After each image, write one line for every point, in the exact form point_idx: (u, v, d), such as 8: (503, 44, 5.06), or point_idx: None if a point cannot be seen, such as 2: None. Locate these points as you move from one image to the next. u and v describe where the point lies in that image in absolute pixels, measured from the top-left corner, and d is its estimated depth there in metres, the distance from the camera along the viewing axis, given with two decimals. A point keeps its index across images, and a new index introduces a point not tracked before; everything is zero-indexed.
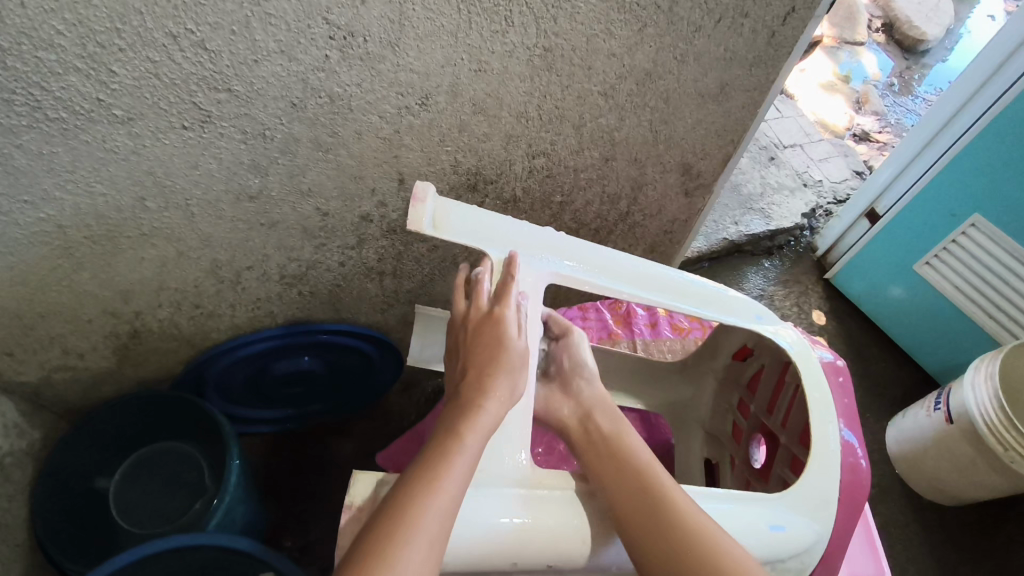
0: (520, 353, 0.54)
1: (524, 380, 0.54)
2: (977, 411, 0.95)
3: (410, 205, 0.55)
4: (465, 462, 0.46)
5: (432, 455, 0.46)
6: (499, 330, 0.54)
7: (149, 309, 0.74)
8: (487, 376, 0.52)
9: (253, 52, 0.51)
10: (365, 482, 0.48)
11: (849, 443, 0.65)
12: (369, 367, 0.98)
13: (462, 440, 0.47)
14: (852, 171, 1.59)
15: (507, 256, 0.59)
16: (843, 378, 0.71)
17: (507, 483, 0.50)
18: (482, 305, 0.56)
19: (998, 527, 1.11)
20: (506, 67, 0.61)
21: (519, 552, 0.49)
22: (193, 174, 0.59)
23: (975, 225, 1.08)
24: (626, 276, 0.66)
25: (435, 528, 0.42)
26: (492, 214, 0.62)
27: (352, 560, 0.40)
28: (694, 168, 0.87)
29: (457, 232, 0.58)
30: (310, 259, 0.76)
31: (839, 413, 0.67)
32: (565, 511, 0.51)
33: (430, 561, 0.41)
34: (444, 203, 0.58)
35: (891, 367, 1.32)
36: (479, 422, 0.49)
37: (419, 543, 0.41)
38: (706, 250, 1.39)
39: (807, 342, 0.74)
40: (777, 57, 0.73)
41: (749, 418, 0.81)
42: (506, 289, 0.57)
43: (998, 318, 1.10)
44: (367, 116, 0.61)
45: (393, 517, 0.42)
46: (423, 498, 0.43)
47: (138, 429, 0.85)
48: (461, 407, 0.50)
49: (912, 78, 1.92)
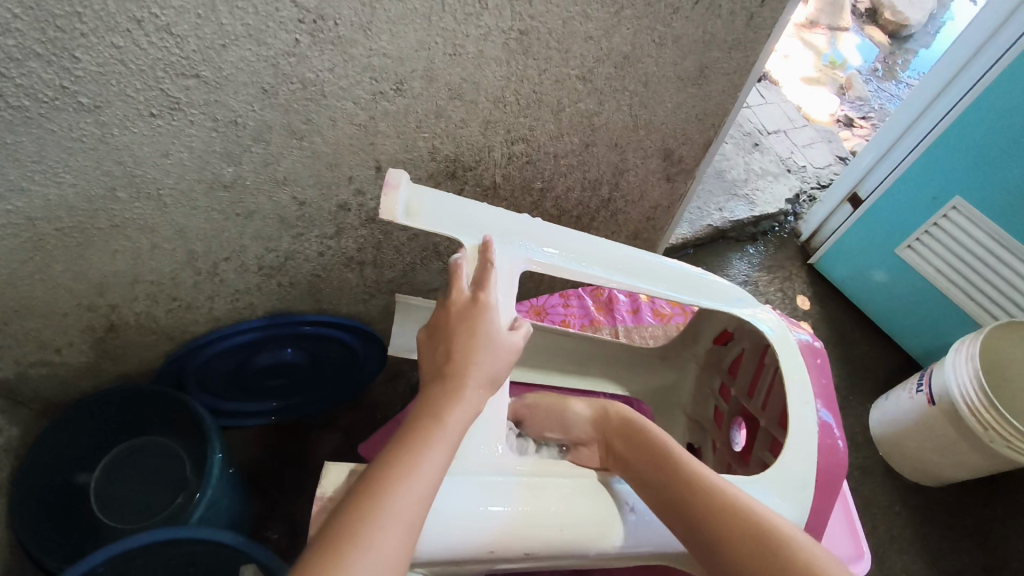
0: (501, 343, 0.53)
1: (506, 367, 0.53)
2: (958, 393, 0.95)
3: (383, 190, 0.55)
4: (445, 447, 0.46)
5: (410, 437, 0.46)
6: (480, 316, 0.53)
7: (125, 302, 0.73)
8: (470, 362, 0.50)
9: (221, 36, 0.50)
10: (338, 470, 0.48)
11: (827, 424, 0.65)
12: (353, 359, 0.98)
13: (442, 423, 0.47)
14: (835, 157, 1.60)
15: (482, 241, 0.58)
16: (820, 359, 0.71)
17: (484, 470, 0.51)
18: (463, 290, 0.55)
19: (979, 507, 1.13)
20: (482, 51, 0.61)
21: (495, 537, 0.49)
22: (164, 163, 0.58)
23: (956, 207, 1.09)
24: (606, 261, 0.66)
25: (414, 511, 0.42)
26: (467, 200, 0.61)
27: (326, 542, 0.39)
28: (676, 153, 0.86)
29: (432, 219, 0.58)
30: (289, 249, 0.75)
31: (818, 394, 0.67)
32: (542, 498, 0.51)
33: (406, 543, 0.41)
34: (418, 189, 0.58)
35: (874, 350, 1.33)
36: (460, 407, 0.48)
37: (394, 526, 0.41)
38: (691, 236, 1.39)
39: (786, 324, 0.74)
40: (756, 40, 0.73)
41: (730, 402, 0.82)
42: (487, 275, 0.56)
43: (978, 299, 1.11)
44: (341, 102, 0.60)
45: (368, 498, 0.41)
46: (400, 481, 0.43)
47: (116, 423, 0.83)
48: (441, 390, 0.49)
49: (896, 62, 1.93)
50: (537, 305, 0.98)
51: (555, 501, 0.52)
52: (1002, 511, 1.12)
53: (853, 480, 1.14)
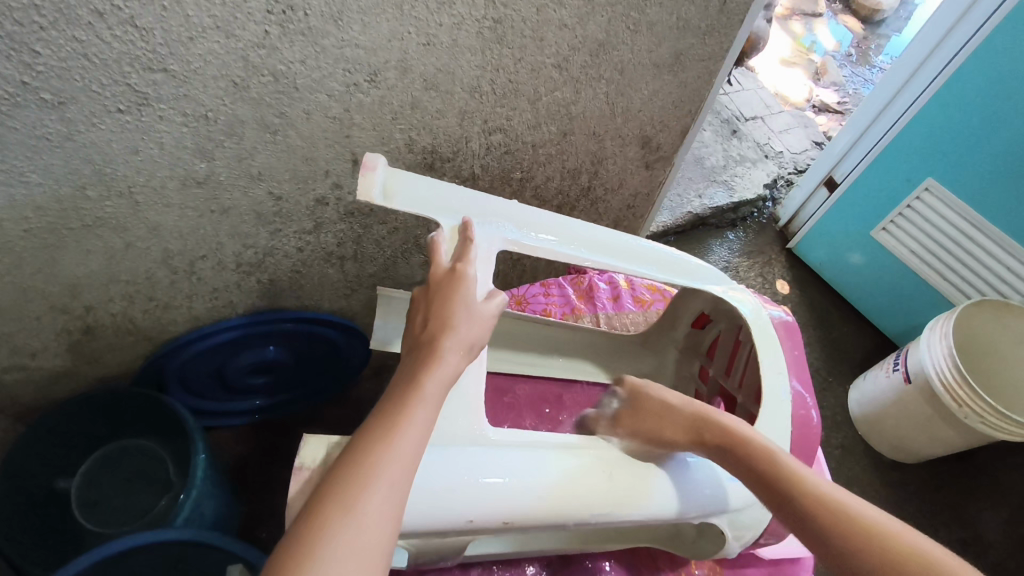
0: (476, 310, 0.52)
1: (483, 336, 0.52)
2: (934, 370, 0.97)
3: (360, 173, 0.54)
4: (426, 414, 0.45)
5: (389, 406, 0.45)
6: (460, 287, 0.52)
7: (101, 304, 0.71)
8: (447, 329, 0.50)
9: (188, 29, 0.49)
10: (317, 444, 0.48)
11: (799, 394, 0.67)
12: (336, 355, 0.97)
13: (421, 390, 0.46)
14: (811, 142, 1.62)
15: (461, 222, 0.58)
16: (793, 334, 0.73)
17: (462, 442, 0.51)
18: (441, 262, 0.55)
19: (956, 481, 1.15)
20: (456, 40, 0.60)
21: (475, 506, 0.49)
22: (134, 160, 0.57)
23: (929, 188, 1.10)
24: (585, 243, 0.66)
25: (400, 481, 0.42)
26: (446, 184, 0.61)
27: (310, 517, 0.39)
28: (653, 140, 0.87)
29: (409, 201, 0.57)
30: (267, 245, 0.74)
31: (790, 365, 0.69)
32: (519, 467, 0.51)
33: (392, 506, 0.41)
34: (396, 171, 0.58)
35: (853, 331, 1.35)
36: (438, 372, 0.47)
37: (378, 490, 0.41)
38: (671, 223, 1.40)
39: (761, 302, 0.75)
40: (729, 25, 0.74)
41: (708, 383, 0.84)
42: (466, 251, 0.55)
43: (951, 279, 1.13)
44: (315, 95, 0.59)
45: (352, 470, 0.41)
46: (383, 452, 0.42)
47: (97, 427, 0.82)
48: (420, 357, 0.48)
49: (869, 47, 1.95)
50: (518, 295, 0.98)
51: (531, 470, 0.52)
52: (979, 484, 1.15)
53: (834, 459, 1.16)
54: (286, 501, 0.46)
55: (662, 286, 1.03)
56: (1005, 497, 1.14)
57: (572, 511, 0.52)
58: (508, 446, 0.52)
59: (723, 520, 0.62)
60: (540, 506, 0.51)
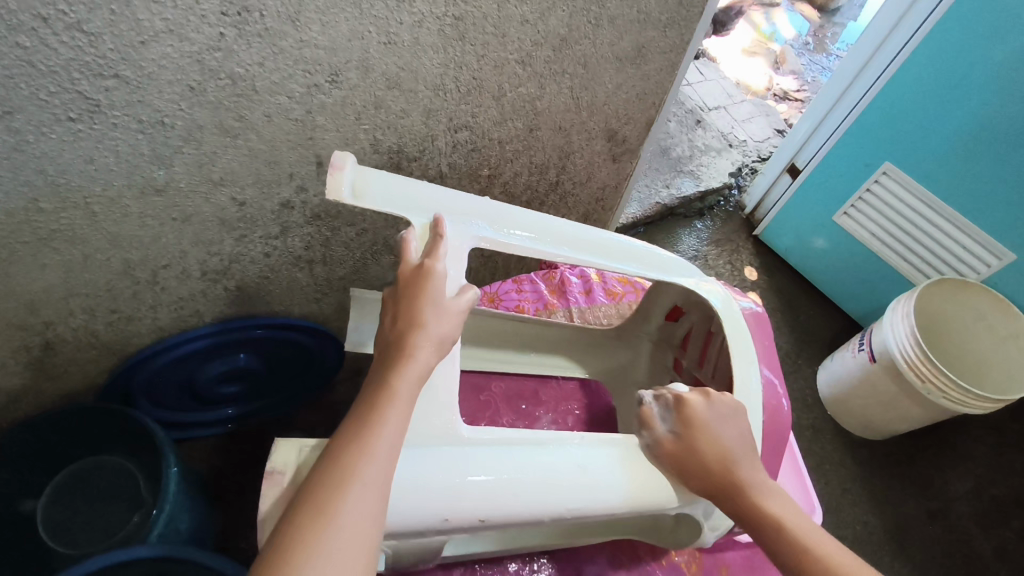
0: (443, 307, 0.52)
1: (454, 331, 0.52)
2: (898, 350, 1.00)
3: (329, 171, 0.53)
4: (401, 411, 0.45)
5: (364, 407, 0.45)
6: (427, 282, 0.52)
7: (60, 319, 0.69)
8: (416, 328, 0.49)
9: (139, 32, 0.48)
10: (288, 448, 0.47)
11: (769, 380, 0.68)
12: (308, 358, 0.96)
13: (392, 388, 0.46)
14: (773, 129, 1.65)
15: (432, 219, 0.58)
16: (764, 325, 0.74)
17: (436, 442, 0.50)
18: (410, 260, 0.54)
19: (922, 455, 1.19)
20: (417, 39, 0.60)
21: (449, 503, 0.48)
22: (89, 169, 0.55)
23: (886, 172, 1.14)
24: (554, 236, 0.66)
25: (379, 480, 0.42)
26: (413, 182, 0.60)
27: (289, 524, 0.39)
28: (619, 133, 0.89)
29: (378, 200, 0.57)
30: (232, 252, 0.73)
31: (759, 353, 0.70)
32: (492, 465, 0.51)
33: (374, 504, 0.41)
34: (363, 171, 0.57)
35: (819, 314, 1.38)
36: (409, 369, 0.47)
37: (359, 490, 0.41)
38: (640, 215, 1.41)
39: (730, 293, 0.76)
40: (688, 18, 0.75)
41: (682, 374, 0.84)
42: (434, 248, 0.55)
43: (911, 260, 1.17)
44: (275, 97, 0.58)
45: (330, 473, 0.41)
46: (362, 455, 0.42)
47: (64, 445, 0.79)
48: (390, 356, 0.48)
49: (825, 36, 1.99)
50: (491, 292, 0.98)
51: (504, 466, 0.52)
52: (942, 456, 1.19)
53: (805, 440, 1.19)
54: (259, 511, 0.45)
55: (633, 278, 1.04)
56: (967, 467, 1.19)
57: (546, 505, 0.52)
58: (482, 443, 0.52)
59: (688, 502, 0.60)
60: (513, 504, 0.51)
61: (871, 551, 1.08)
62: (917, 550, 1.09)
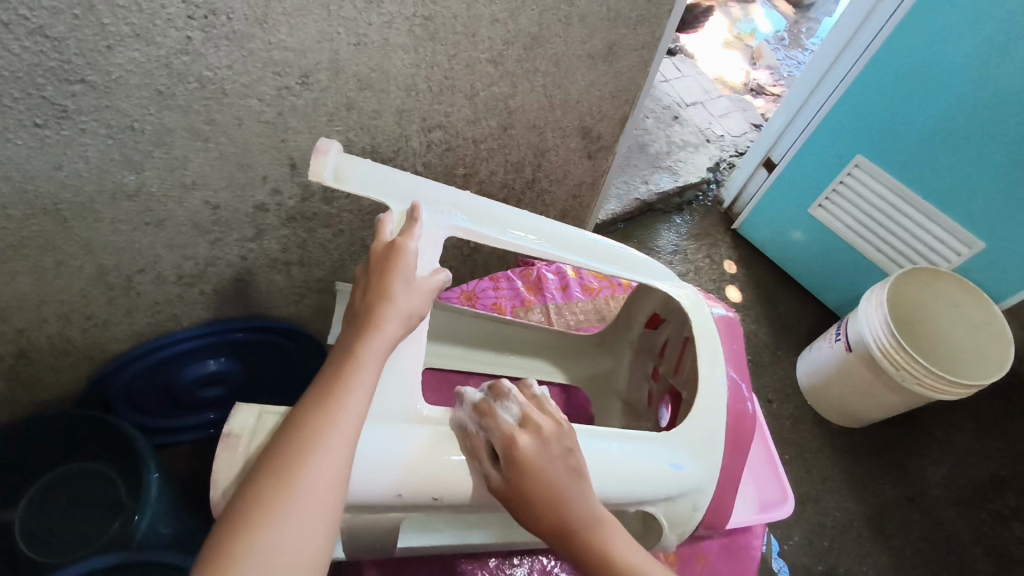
0: (409, 285, 0.52)
1: (424, 310, 0.53)
2: (872, 337, 1.01)
3: (313, 156, 0.55)
4: (366, 380, 0.46)
5: (330, 374, 0.45)
6: (399, 261, 0.52)
7: (34, 326, 0.68)
8: (383, 303, 0.50)
9: (104, 37, 0.48)
10: (247, 413, 0.47)
11: (738, 385, 0.69)
12: (290, 362, 0.95)
13: (359, 358, 0.46)
14: (750, 124, 1.67)
15: (409, 206, 0.58)
16: (735, 331, 0.75)
17: (396, 418, 0.50)
18: (383, 239, 0.55)
19: (898, 442, 1.21)
20: (387, 39, 0.60)
21: (408, 482, 0.48)
22: (58, 176, 0.55)
23: (858, 165, 1.16)
24: (542, 234, 0.67)
25: (343, 446, 0.42)
26: (399, 171, 0.61)
27: (251, 495, 0.39)
28: (594, 130, 0.89)
29: (362, 184, 0.57)
30: (208, 256, 0.72)
31: (729, 358, 0.71)
32: (457, 446, 0.51)
33: (337, 471, 0.41)
34: (349, 157, 0.58)
35: (798, 305, 1.40)
36: (375, 341, 0.47)
37: (321, 455, 0.41)
38: (619, 211, 1.43)
39: (704, 300, 0.77)
40: (658, 15, 0.76)
41: (659, 381, 0.84)
42: (410, 229, 0.55)
43: (885, 250, 1.19)
44: (246, 100, 0.58)
45: (294, 438, 0.41)
46: (327, 425, 0.42)
47: (42, 448, 0.78)
48: (358, 327, 0.48)
49: (801, 30, 2.02)
50: (468, 290, 0.99)
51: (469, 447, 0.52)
52: (918, 442, 1.22)
53: (785, 430, 1.21)
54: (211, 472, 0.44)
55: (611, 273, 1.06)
56: (942, 452, 1.21)
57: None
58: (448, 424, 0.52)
59: (660, 510, 0.61)
60: (473, 485, 0.51)
61: (850, 537, 1.10)
62: (895, 535, 1.11)
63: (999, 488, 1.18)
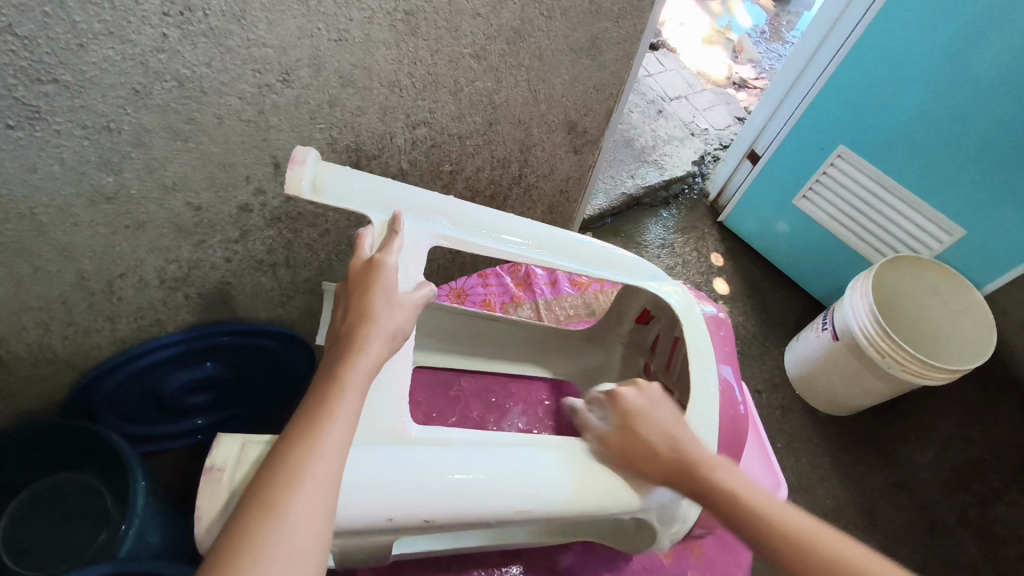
0: (392, 301, 0.51)
1: (409, 324, 0.52)
2: (857, 327, 1.02)
3: (291, 165, 0.54)
4: (351, 404, 0.45)
5: (314, 399, 0.45)
6: (380, 276, 0.52)
7: (12, 335, 0.67)
8: (366, 320, 0.49)
9: (76, 35, 0.46)
10: (230, 443, 0.46)
11: (729, 383, 0.70)
12: (280, 366, 0.94)
13: (343, 381, 0.45)
14: (734, 117, 1.68)
15: (391, 216, 0.58)
16: (725, 330, 0.75)
17: (383, 440, 0.50)
18: (362, 255, 0.54)
19: (886, 429, 1.23)
20: (368, 35, 0.59)
21: (397, 502, 0.48)
22: (33, 179, 0.53)
23: (840, 157, 1.17)
24: (531, 238, 0.67)
25: (329, 474, 0.42)
26: (380, 178, 0.61)
27: (239, 529, 0.38)
28: (579, 125, 0.89)
29: (342, 194, 0.57)
30: (191, 259, 0.71)
31: (720, 355, 0.72)
32: (444, 463, 0.51)
33: (323, 500, 0.41)
34: (329, 165, 0.57)
35: (785, 296, 1.41)
36: (360, 362, 0.47)
37: (308, 484, 0.40)
38: (607, 206, 1.42)
39: (693, 297, 0.77)
40: (641, 8, 0.76)
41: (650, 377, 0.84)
42: (390, 242, 0.55)
43: (868, 240, 1.20)
44: (225, 98, 0.57)
45: (280, 469, 0.41)
46: (312, 452, 0.42)
47: (22, 462, 0.77)
48: (341, 347, 0.48)
49: (781, 24, 2.03)
50: (457, 288, 0.98)
51: (457, 466, 0.51)
52: (906, 428, 1.23)
53: (775, 420, 1.22)
54: (196, 504, 0.44)
55: None
56: (929, 437, 1.23)
57: (508, 507, 0.52)
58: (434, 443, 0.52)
59: (653, 515, 0.62)
60: (461, 503, 0.50)
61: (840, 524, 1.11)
62: (885, 521, 1.12)
63: (984, 471, 1.19)
